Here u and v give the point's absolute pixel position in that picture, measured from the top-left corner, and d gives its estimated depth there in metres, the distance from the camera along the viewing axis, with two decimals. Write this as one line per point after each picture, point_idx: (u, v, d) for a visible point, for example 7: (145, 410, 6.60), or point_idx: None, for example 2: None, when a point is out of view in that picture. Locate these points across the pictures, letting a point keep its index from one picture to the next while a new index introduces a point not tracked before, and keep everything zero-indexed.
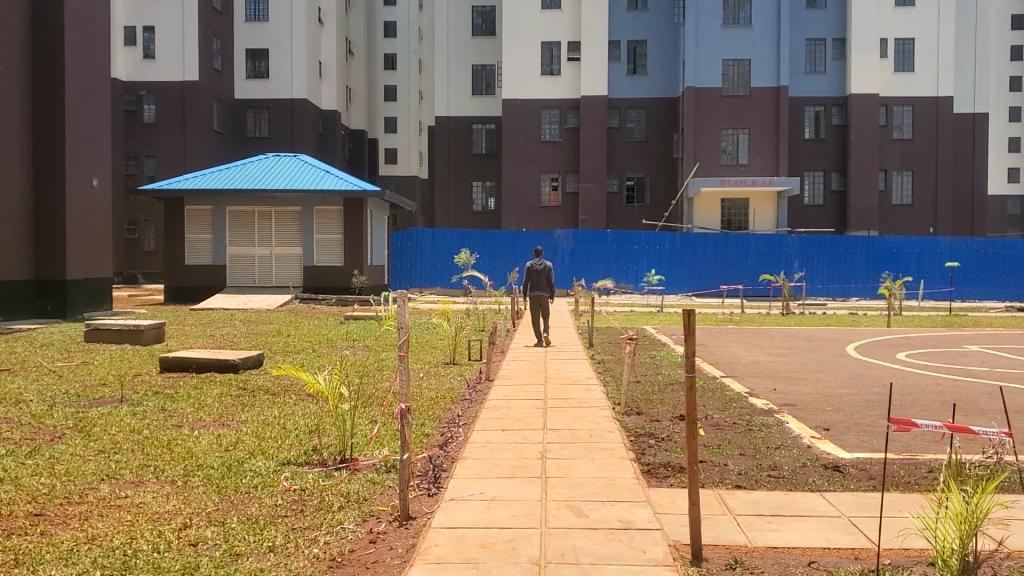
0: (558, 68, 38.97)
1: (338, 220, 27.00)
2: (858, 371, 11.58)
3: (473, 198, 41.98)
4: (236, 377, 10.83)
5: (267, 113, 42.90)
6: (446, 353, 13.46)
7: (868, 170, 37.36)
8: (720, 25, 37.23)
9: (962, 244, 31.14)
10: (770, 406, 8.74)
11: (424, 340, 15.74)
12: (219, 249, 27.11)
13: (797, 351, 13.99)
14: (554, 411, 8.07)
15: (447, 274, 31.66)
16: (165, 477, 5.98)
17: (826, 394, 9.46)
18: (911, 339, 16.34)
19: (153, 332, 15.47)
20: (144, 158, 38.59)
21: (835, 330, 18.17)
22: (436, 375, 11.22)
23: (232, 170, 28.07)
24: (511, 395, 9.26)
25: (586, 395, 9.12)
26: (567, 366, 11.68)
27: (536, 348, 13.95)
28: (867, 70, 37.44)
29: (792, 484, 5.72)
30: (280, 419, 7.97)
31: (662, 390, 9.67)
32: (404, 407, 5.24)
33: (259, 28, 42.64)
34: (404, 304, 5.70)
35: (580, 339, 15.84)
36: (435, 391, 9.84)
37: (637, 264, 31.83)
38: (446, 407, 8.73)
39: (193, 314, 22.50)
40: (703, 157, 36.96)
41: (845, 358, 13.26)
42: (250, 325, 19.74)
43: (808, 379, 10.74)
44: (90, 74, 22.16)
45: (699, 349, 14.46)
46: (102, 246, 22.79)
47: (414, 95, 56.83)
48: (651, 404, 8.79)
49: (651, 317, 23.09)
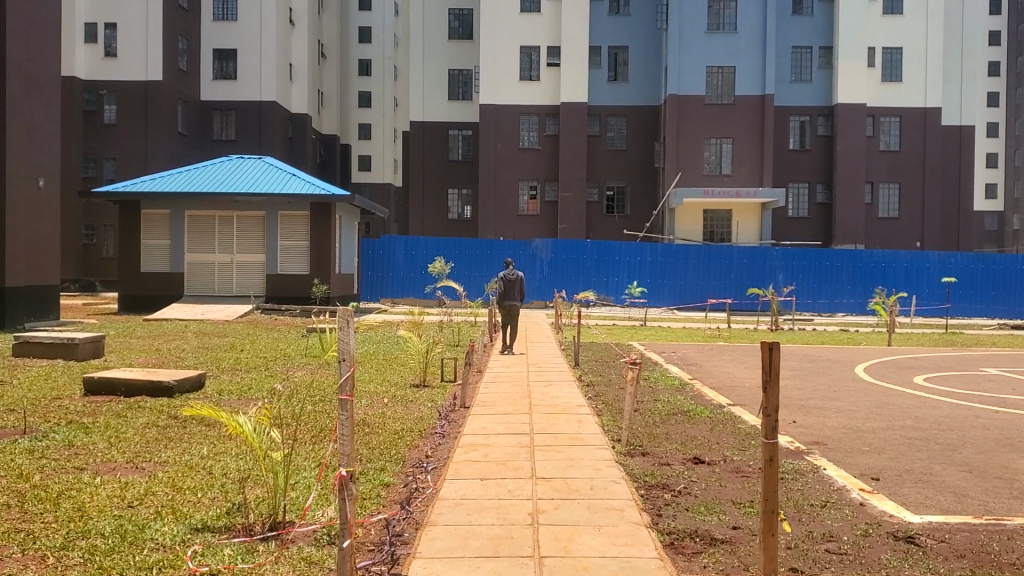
0: (538, 73, 37.71)
1: (304, 226, 25.53)
2: (878, 397, 10.29)
3: (449, 205, 40.61)
4: (169, 403, 9.37)
5: (234, 116, 41.33)
6: (415, 373, 12.02)
7: (854, 183, 36.37)
8: (705, 31, 36.07)
9: (952, 258, 30.08)
10: (796, 444, 7.39)
11: (393, 357, 14.28)
12: (176, 256, 25.49)
13: (803, 374, 12.69)
14: (542, 452, 6.69)
15: (420, 284, 30.19)
16: (33, 551, 4.49)
17: (856, 429, 8.14)
18: (918, 360, 15.14)
19: (89, 346, 13.90)
20: (104, 161, 36.83)
21: (834, 349, 16.93)
22: (403, 400, 9.78)
23: (193, 172, 26.51)
24: (491, 428, 7.87)
25: (578, 429, 7.71)
26: (552, 391, 10.28)
27: (517, 368, 12.57)
28: (854, 79, 36.49)
29: (862, 565, 4.36)
30: (206, 462, 6.53)
31: (667, 423, 8.30)
32: (346, 474, 3.79)
33: (227, 27, 41.04)
34: (347, 326, 4.33)
35: (564, 357, 14.50)
36: (401, 422, 8.40)
37: (617, 276, 30.61)
38: (412, 445, 7.34)
39: (144, 326, 20.85)
40: (686, 167, 35.84)
41: (857, 381, 11.97)
42: (205, 338, 18.22)
43: (828, 409, 9.43)
44: (36, 63, 20.57)
45: (696, 370, 13.12)
46: (48, 251, 21.15)
47: (388, 102, 55.80)
48: (657, 442, 7.42)
49: (637, 332, 21.82)
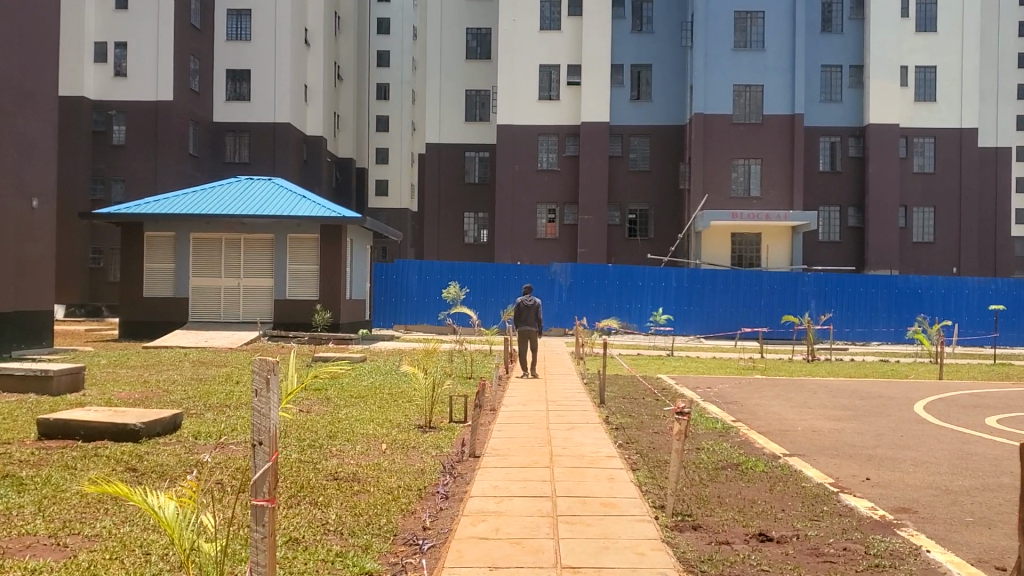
0: (558, 93, 36.48)
1: (314, 248, 24.38)
2: (955, 446, 8.83)
3: (465, 229, 39.46)
4: (132, 449, 8.09)
5: (246, 137, 40.38)
6: (420, 413, 10.68)
7: (888, 206, 34.91)
8: (731, 48, 34.81)
9: (992, 284, 28.56)
10: (881, 515, 6.00)
11: (398, 392, 13.03)
12: (180, 279, 24.29)
13: (860, 414, 11.29)
14: (569, 527, 5.38)
15: (435, 310, 28.92)
16: None
17: (947, 489, 6.77)
18: (981, 396, 13.68)
19: (66, 379, 12.65)
20: (113, 183, 35.94)
21: (882, 382, 15.49)
22: (405, 446, 8.47)
23: (199, 194, 25.42)
24: (507, 487, 6.55)
25: (610, 492, 6.37)
26: (576, 435, 8.91)
27: (536, 405, 11.22)
28: (887, 98, 35.08)
29: None
30: (144, 539, 5.20)
31: (718, 483, 6.95)
32: None
33: (240, 47, 40.19)
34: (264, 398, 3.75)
35: (588, 391, 13.19)
36: (399, 476, 7.08)
37: (640, 303, 29.22)
38: (407, 509, 6.05)
39: (139, 354, 19.67)
40: (712, 190, 34.48)
41: (923, 423, 10.57)
42: (199, 368, 17.00)
43: (902, 460, 8.07)
44: (30, 78, 19.59)
45: (736, 409, 11.77)
46: (43, 275, 20.08)
47: (407, 126, 55.30)
48: (707, 511, 6.06)
49: (664, 362, 20.42)
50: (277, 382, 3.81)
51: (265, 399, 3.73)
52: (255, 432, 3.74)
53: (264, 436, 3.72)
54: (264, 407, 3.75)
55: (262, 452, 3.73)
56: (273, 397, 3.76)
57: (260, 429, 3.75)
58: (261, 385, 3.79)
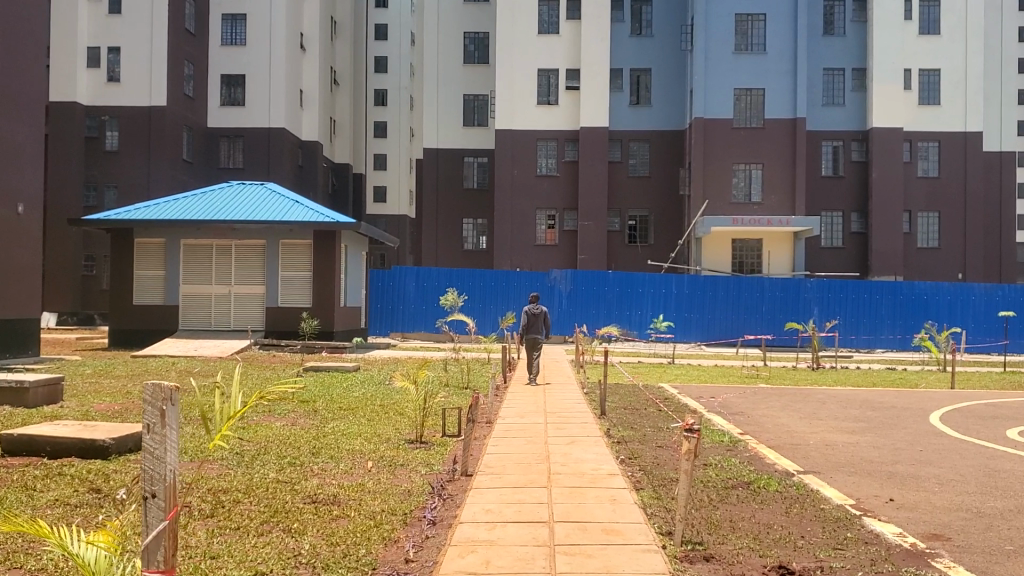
0: (556, 98, 36.00)
1: (307, 255, 23.83)
2: (980, 461, 8.28)
3: (464, 236, 38.95)
4: (98, 467, 7.53)
5: (241, 143, 39.86)
6: (411, 425, 10.14)
7: (892, 211, 34.39)
8: (732, 52, 34.33)
9: (999, 290, 28.06)
10: (911, 542, 5.45)
11: (389, 403, 12.49)
12: (171, 286, 23.74)
13: (873, 427, 10.75)
14: (566, 559, 4.84)
15: (432, 317, 28.38)
16: None
17: (980, 513, 6.23)
18: (996, 406, 13.14)
19: (43, 391, 12.09)
20: (105, 189, 35.42)
21: (892, 392, 14.94)
22: (392, 464, 7.93)
23: (191, 199, 24.91)
24: (501, 512, 6.01)
25: (612, 516, 5.83)
26: (574, 450, 8.37)
27: (532, 417, 10.68)
28: (890, 101, 34.60)
29: None
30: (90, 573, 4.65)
31: (729, 506, 6.40)
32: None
33: (235, 52, 39.72)
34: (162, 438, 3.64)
35: (588, 401, 12.66)
36: (383, 499, 6.54)
37: (640, 309, 28.68)
38: (388, 538, 5.51)
39: (126, 364, 19.10)
40: (713, 195, 34.00)
41: (941, 436, 10.03)
42: (186, 378, 16.48)
43: (925, 478, 7.53)
44: (16, 81, 19.09)
45: (742, 420, 11.22)
46: (29, 283, 19.53)
47: (405, 132, 54.88)
48: (720, 538, 5.52)
49: (666, 370, 19.88)
50: (176, 416, 3.66)
51: (159, 442, 3.61)
52: (148, 485, 3.63)
53: (158, 488, 3.62)
54: (158, 449, 3.63)
55: (157, 508, 3.64)
56: (169, 436, 3.63)
57: (154, 481, 3.64)
58: (155, 421, 3.65)
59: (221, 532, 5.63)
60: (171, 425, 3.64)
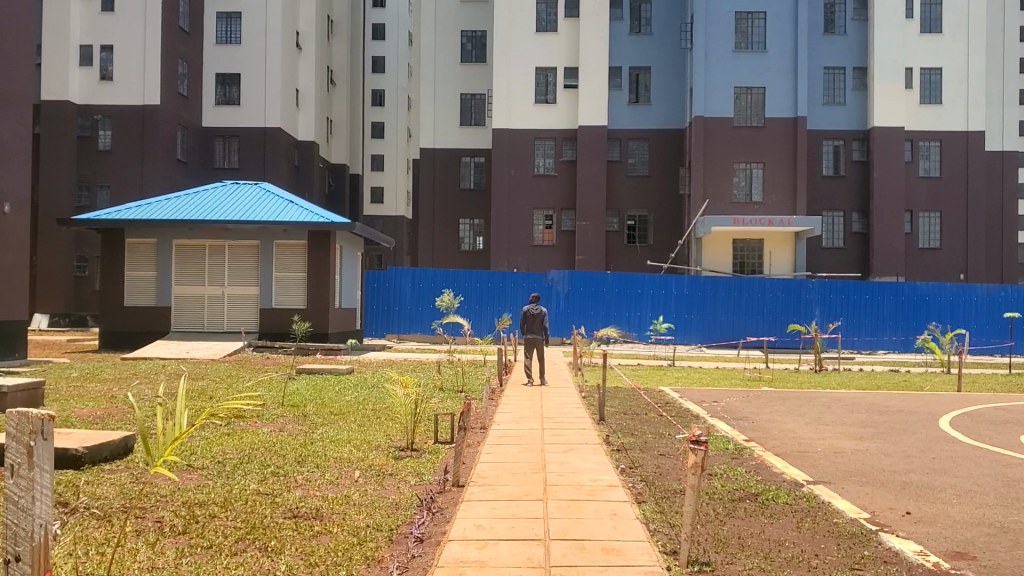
0: (554, 96, 35.60)
1: (301, 255, 23.44)
2: (998, 470, 7.91)
3: (461, 236, 38.56)
4: (68, 478, 7.14)
5: (236, 142, 39.45)
6: (402, 432, 9.74)
7: (893, 211, 34.01)
8: (732, 50, 33.95)
9: (1001, 291, 27.76)
10: (933, 561, 5.06)
11: (381, 408, 12.10)
12: (162, 287, 23.33)
13: (883, 433, 10.37)
14: None
15: (429, 319, 27.99)
16: None
17: (1006, 528, 5.85)
18: (1007, 410, 12.77)
19: (23, 395, 11.71)
20: (98, 189, 35.05)
21: (899, 396, 14.56)
22: (380, 474, 7.51)
23: (183, 198, 24.51)
24: (492, 528, 5.59)
25: (612, 533, 5.44)
26: (572, 459, 7.98)
27: (529, 423, 10.30)
28: (891, 100, 34.25)
29: None
30: None
31: (738, 521, 6.02)
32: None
33: (230, 51, 39.33)
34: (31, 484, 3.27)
35: (586, 405, 12.28)
36: (367, 513, 6.14)
37: (640, 311, 28.29)
38: (370, 559, 5.10)
39: (116, 366, 18.72)
40: (713, 194, 33.64)
41: (954, 442, 9.65)
42: (175, 381, 16.09)
43: (943, 489, 7.15)
44: (3, 79, 18.69)
45: (746, 426, 10.85)
46: (16, 284, 19.14)
47: (402, 133, 54.55)
48: (728, 558, 5.13)
49: (666, 373, 19.50)
50: (46, 455, 3.30)
51: (26, 489, 3.26)
52: (12, 545, 3.28)
53: (24, 548, 3.27)
54: (26, 497, 3.27)
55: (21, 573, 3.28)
56: (38, 482, 3.27)
57: (19, 540, 3.28)
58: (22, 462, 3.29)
59: (190, 552, 5.23)
60: (39, 467, 3.27)
